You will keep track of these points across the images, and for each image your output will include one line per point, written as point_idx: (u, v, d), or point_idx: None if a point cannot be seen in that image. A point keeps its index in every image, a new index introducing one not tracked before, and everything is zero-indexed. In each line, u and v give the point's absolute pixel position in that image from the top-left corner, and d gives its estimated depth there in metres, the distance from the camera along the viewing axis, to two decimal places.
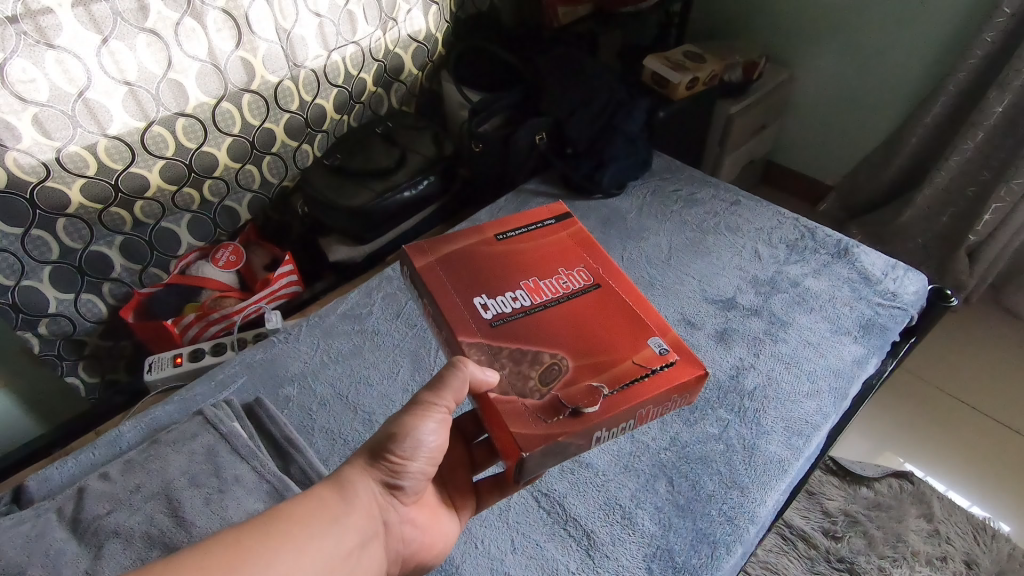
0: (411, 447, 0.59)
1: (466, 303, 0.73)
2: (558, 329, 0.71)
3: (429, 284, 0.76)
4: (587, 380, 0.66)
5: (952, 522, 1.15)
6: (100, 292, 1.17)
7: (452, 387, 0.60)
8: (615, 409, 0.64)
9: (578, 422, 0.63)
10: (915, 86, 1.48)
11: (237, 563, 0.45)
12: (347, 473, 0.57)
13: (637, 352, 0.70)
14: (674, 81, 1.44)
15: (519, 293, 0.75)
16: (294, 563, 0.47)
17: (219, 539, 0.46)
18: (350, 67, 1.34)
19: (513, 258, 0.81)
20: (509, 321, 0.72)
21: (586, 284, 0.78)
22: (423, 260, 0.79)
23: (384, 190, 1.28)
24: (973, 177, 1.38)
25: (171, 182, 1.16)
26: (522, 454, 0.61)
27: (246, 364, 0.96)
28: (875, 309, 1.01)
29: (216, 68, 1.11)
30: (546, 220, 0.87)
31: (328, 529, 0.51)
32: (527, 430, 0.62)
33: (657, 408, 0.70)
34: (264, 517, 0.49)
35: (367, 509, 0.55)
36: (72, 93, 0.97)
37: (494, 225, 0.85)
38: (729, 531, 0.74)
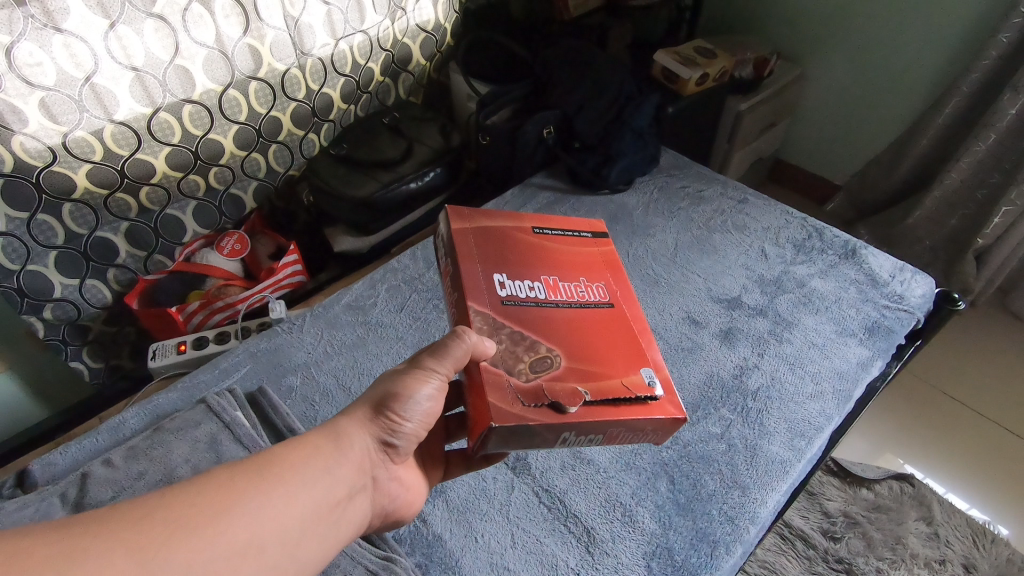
0: (410, 407, 0.60)
1: (484, 273, 0.71)
2: (562, 330, 0.68)
3: (456, 244, 0.73)
4: (575, 382, 0.63)
5: (952, 526, 1.15)
6: (105, 278, 1.17)
7: (454, 356, 0.60)
8: (593, 418, 0.61)
9: (554, 418, 0.59)
10: (928, 87, 1.46)
11: (229, 502, 0.44)
12: (345, 425, 0.57)
13: (627, 374, 0.66)
14: (684, 76, 1.43)
15: (537, 285, 0.72)
16: (284, 507, 0.47)
17: (209, 477, 0.45)
18: (358, 56, 1.33)
19: (543, 253, 0.77)
20: (519, 305, 0.69)
21: (601, 301, 0.74)
22: (459, 223, 0.77)
23: (390, 181, 1.28)
24: (983, 179, 1.37)
25: (177, 169, 1.16)
26: (490, 424, 0.57)
27: (249, 353, 0.97)
28: (881, 311, 1.00)
29: (223, 55, 1.11)
30: (582, 232, 0.84)
31: (319, 477, 0.51)
32: (505, 403, 0.59)
33: (629, 435, 0.66)
34: (255, 460, 0.48)
35: (358, 462, 0.55)
36: (79, 78, 0.96)
37: (535, 218, 0.82)
38: (729, 531, 0.74)
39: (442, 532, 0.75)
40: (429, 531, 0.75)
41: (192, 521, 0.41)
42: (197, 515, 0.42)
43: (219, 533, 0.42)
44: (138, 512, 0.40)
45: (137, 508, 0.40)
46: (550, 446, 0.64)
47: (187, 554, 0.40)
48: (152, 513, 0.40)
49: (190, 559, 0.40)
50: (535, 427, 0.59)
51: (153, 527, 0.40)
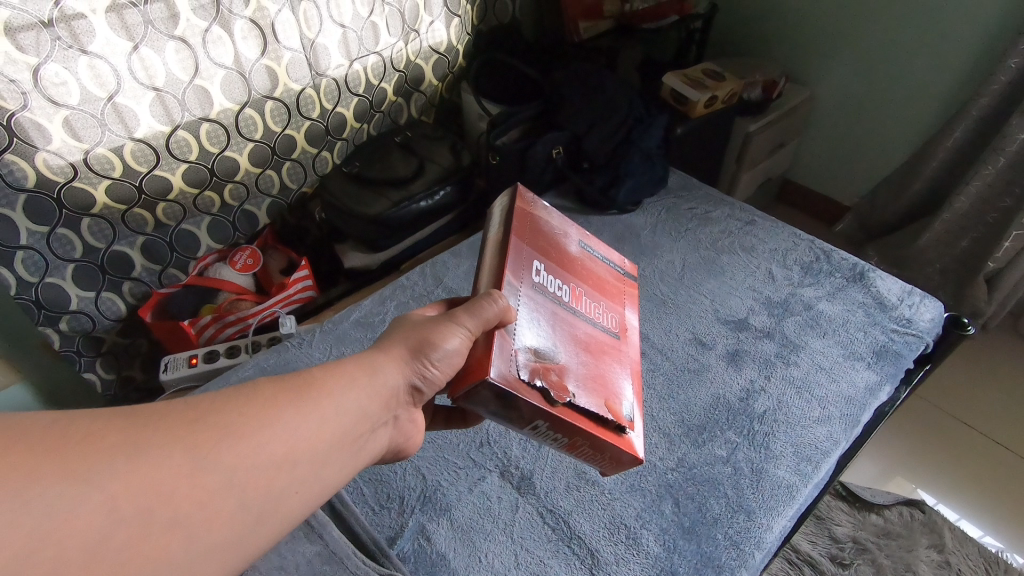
0: (441, 357, 0.58)
1: (530, 254, 0.68)
2: (574, 339, 0.68)
3: (514, 216, 0.71)
4: (569, 382, 0.62)
5: (963, 554, 1.13)
6: (120, 291, 1.19)
7: (485, 317, 0.57)
8: (571, 421, 0.60)
9: (542, 404, 0.58)
10: (937, 111, 1.47)
11: (270, 416, 0.46)
12: (380, 359, 0.58)
13: (612, 397, 0.67)
14: (692, 98, 1.44)
15: (565, 288, 0.71)
16: (319, 429, 0.49)
17: (255, 390, 0.47)
18: (372, 76, 1.36)
19: (577, 266, 0.76)
20: (547, 297, 0.67)
21: (610, 327, 0.75)
22: (522, 202, 0.74)
23: (401, 199, 1.30)
24: (994, 203, 1.37)
25: (193, 185, 1.18)
26: (484, 382, 0.55)
27: (259, 368, 0.98)
28: (889, 335, 1.00)
29: (241, 76, 1.13)
30: (614, 263, 0.84)
31: (352, 406, 0.52)
32: (506, 369, 0.57)
33: (587, 451, 0.66)
34: (295, 379, 0.50)
35: (386, 398, 0.56)
36: (102, 97, 0.99)
37: (582, 233, 0.81)
38: (733, 556, 0.74)
39: (446, 552, 0.75)
40: (433, 550, 0.75)
41: (237, 430, 0.44)
42: (242, 424, 0.44)
43: (261, 443, 0.44)
44: (192, 415, 0.43)
45: (192, 409, 0.43)
46: (518, 428, 0.61)
47: (230, 459, 0.42)
48: (204, 418, 0.43)
49: (232, 464, 0.42)
50: (521, 405, 0.57)
51: (204, 429, 0.42)
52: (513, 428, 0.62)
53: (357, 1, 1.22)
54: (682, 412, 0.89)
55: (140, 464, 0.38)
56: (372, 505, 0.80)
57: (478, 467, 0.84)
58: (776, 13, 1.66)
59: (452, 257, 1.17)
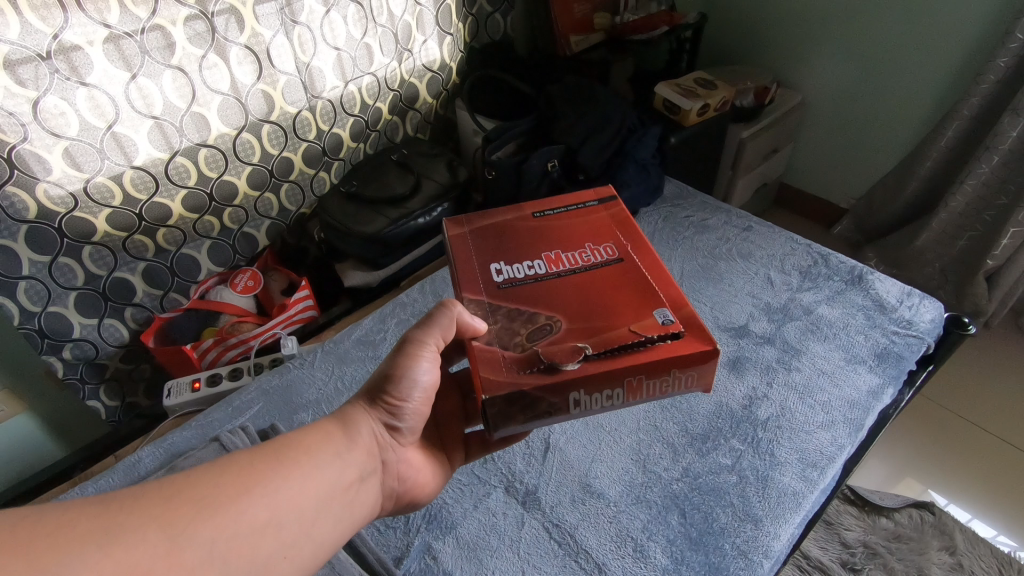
0: (409, 389, 0.63)
1: (481, 264, 0.73)
2: (565, 296, 0.68)
3: (454, 246, 0.76)
4: (577, 341, 0.63)
5: (975, 555, 1.12)
6: (122, 317, 1.20)
7: (440, 325, 0.64)
8: (596, 369, 0.60)
9: (553, 378, 0.59)
10: (928, 112, 1.48)
11: (250, 483, 0.48)
12: (349, 412, 0.61)
13: (636, 321, 0.65)
14: (685, 107, 1.45)
15: (537, 262, 0.73)
16: (301, 487, 0.51)
17: (232, 460, 0.49)
18: (367, 96, 1.37)
19: (544, 233, 0.78)
20: (517, 284, 0.70)
21: (609, 258, 0.74)
22: (457, 229, 0.79)
23: (399, 216, 1.30)
24: (990, 201, 1.37)
25: (192, 210, 1.20)
26: (482, 395, 0.59)
27: (261, 390, 0.98)
28: (890, 338, 1.00)
29: (238, 101, 1.15)
30: (587, 202, 0.84)
31: (332, 461, 0.55)
32: (495, 373, 0.60)
33: (653, 385, 0.63)
34: (272, 444, 0.52)
35: (367, 446, 0.59)
36: (101, 127, 1.00)
37: (535, 205, 0.83)
38: (742, 566, 0.73)
39: (452, 569, 0.75)
40: (440, 569, 0.75)
41: (215, 501, 0.45)
42: (221, 494, 0.46)
43: (239, 511, 0.46)
44: (168, 491, 0.44)
45: (166, 487, 0.44)
46: (566, 412, 0.63)
47: (212, 530, 0.44)
48: (181, 492, 0.44)
49: (214, 535, 0.44)
50: (532, 392, 0.59)
51: (182, 504, 0.43)
52: (564, 415, 0.63)
53: (350, 24, 1.24)
54: (686, 422, 0.89)
55: (114, 550, 0.39)
56: (378, 525, 0.80)
57: (483, 483, 0.84)
58: (766, 20, 1.68)
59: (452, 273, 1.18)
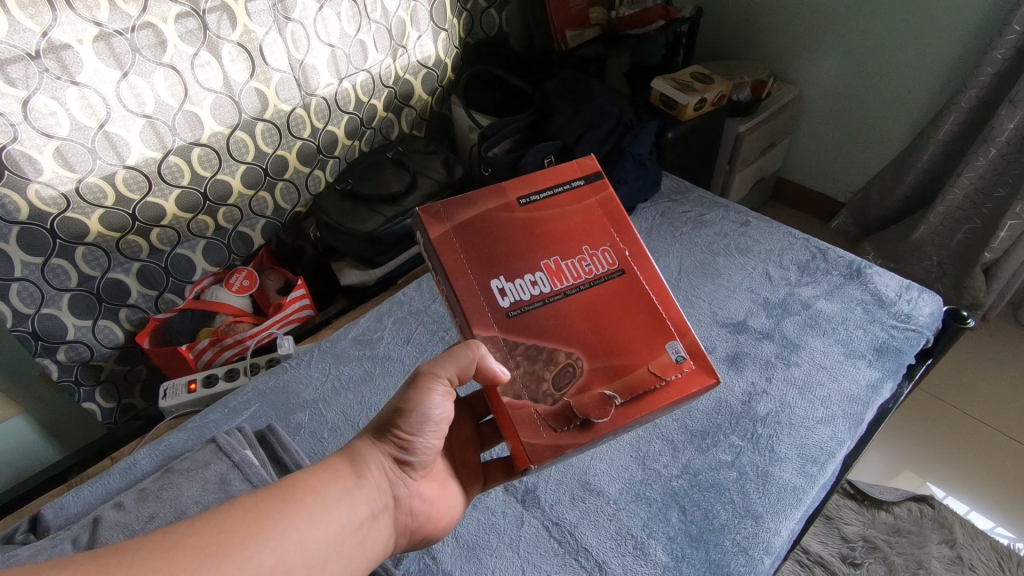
0: (420, 423, 0.62)
1: (480, 280, 0.68)
2: (575, 322, 0.69)
3: (442, 254, 0.69)
4: (603, 388, 0.66)
5: (975, 548, 1.12)
6: (117, 318, 1.19)
7: (458, 362, 0.62)
8: (628, 418, 0.64)
9: (591, 434, 0.63)
10: (926, 104, 1.47)
11: (255, 528, 0.47)
12: (358, 445, 0.61)
13: (652, 358, 0.68)
14: (682, 102, 1.44)
15: (539, 276, 0.70)
16: (309, 530, 0.50)
17: (237, 504, 0.48)
18: (361, 93, 1.36)
19: (536, 230, 0.74)
20: (527, 311, 0.68)
21: (610, 269, 0.73)
22: (439, 227, 0.71)
23: (395, 215, 1.29)
24: (988, 194, 1.37)
25: (186, 210, 1.19)
26: (529, 464, 0.61)
27: (258, 391, 0.97)
28: (889, 331, 0.99)
29: (231, 99, 1.14)
30: (573, 181, 0.79)
31: (340, 499, 0.54)
32: (535, 436, 0.62)
33: (664, 412, 0.69)
34: (278, 486, 0.52)
35: (377, 482, 0.59)
36: (93, 126, 0.99)
37: (517, 186, 0.76)
38: (742, 562, 0.73)
39: (451, 570, 0.74)
40: (438, 568, 0.75)
41: (220, 548, 0.44)
42: (227, 541, 0.45)
43: (245, 557, 0.45)
44: (170, 542, 0.43)
45: (169, 537, 0.43)
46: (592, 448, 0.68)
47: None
48: (183, 542, 0.43)
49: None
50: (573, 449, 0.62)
51: (185, 555, 0.43)
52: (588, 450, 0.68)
53: (344, 21, 1.23)
54: (685, 418, 0.89)
55: None
56: None
57: None
58: (762, 15, 1.67)
59: None
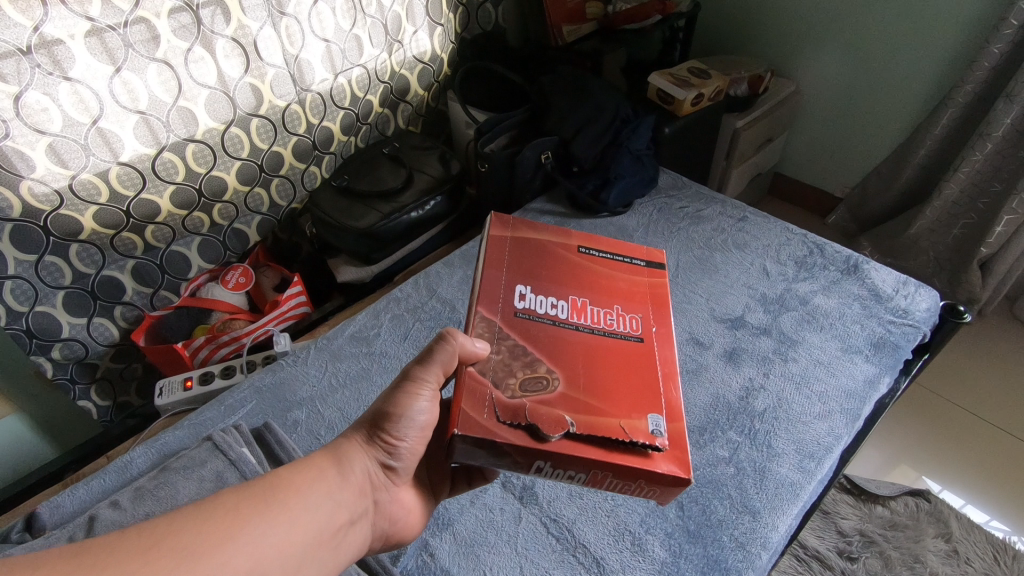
0: (406, 427, 0.62)
1: (510, 280, 0.72)
2: (573, 350, 0.66)
3: (491, 246, 0.76)
4: (563, 411, 0.60)
5: (971, 541, 1.13)
6: (112, 316, 1.18)
7: (441, 359, 0.62)
8: (575, 453, 0.57)
9: (530, 443, 0.57)
10: (923, 99, 1.47)
11: (233, 529, 0.47)
12: (344, 445, 0.60)
13: (628, 416, 0.61)
14: (680, 97, 1.43)
15: (561, 304, 0.71)
16: (288, 533, 0.49)
17: (219, 502, 0.48)
18: (357, 89, 1.35)
19: (579, 272, 0.76)
20: (533, 319, 0.68)
21: (629, 332, 0.70)
22: (500, 230, 0.79)
23: (391, 211, 1.28)
24: (985, 189, 1.37)
25: (181, 207, 1.18)
26: (454, 431, 0.56)
27: (254, 388, 0.97)
28: (886, 327, 0.99)
29: (225, 95, 1.13)
30: (635, 259, 0.82)
31: (323, 501, 0.54)
32: (477, 411, 0.57)
33: (616, 483, 0.61)
34: (262, 485, 0.51)
35: (360, 486, 0.58)
36: (85, 122, 0.98)
37: (585, 239, 0.82)
38: (740, 558, 0.73)
39: (450, 567, 0.74)
40: (437, 565, 0.74)
41: (199, 549, 0.44)
42: (205, 541, 0.44)
43: (224, 559, 0.45)
44: (150, 539, 0.43)
45: (148, 535, 0.43)
46: (523, 473, 0.60)
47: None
48: (163, 541, 0.43)
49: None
50: (503, 446, 0.56)
51: (163, 555, 0.42)
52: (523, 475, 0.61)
53: (339, 15, 1.22)
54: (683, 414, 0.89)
55: None
56: None
57: None
58: (760, 10, 1.66)
59: (445, 267, 1.17)
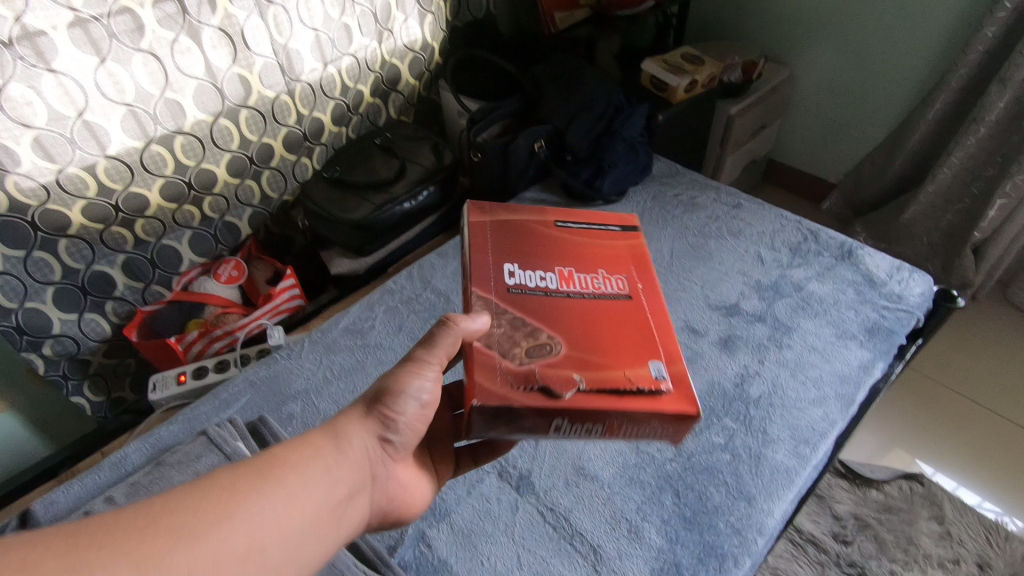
0: (405, 402, 0.61)
1: (497, 258, 0.71)
2: (570, 315, 0.66)
3: (471, 232, 0.75)
4: (572, 370, 0.61)
5: (963, 523, 1.14)
6: (103, 311, 1.17)
7: (444, 343, 0.62)
8: (590, 407, 0.58)
9: (546, 404, 0.58)
10: (917, 84, 1.46)
11: (229, 507, 0.46)
12: (344, 420, 0.59)
13: (632, 366, 0.62)
14: (672, 84, 1.43)
15: (550, 275, 0.71)
16: (285, 508, 0.48)
17: (212, 481, 0.47)
18: (347, 79, 1.34)
19: (561, 244, 0.76)
20: (526, 293, 0.68)
21: (617, 292, 0.71)
22: (476, 217, 0.78)
23: (384, 202, 1.28)
24: (978, 173, 1.38)
25: (171, 200, 1.16)
26: (471, 402, 0.57)
27: (249, 382, 0.97)
28: (880, 312, 1.00)
29: (214, 86, 1.12)
30: (610, 226, 0.82)
31: (321, 476, 0.53)
32: (489, 381, 0.58)
33: (632, 430, 0.62)
34: (258, 462, 0.50)
35: (359, 460, 0.57)
36: (71, 115, 0.97)
37: (560, 213, 0.82)
38: (736, 543, 0.74)
39: (447, 557, 0.74)
40: (434, 556, 0.74)
41: (193, 527, 0.43)
42: (200, 520, 0.44)
43: (220, 537, 0.44)
44: (143, 520, 0.42)
45: (143, 515, 0.42)
46: (543, 435, 0.61)
47: (190, 561, 0.41)
48: (158, 520, 0.42)
49: (192, 566, 0.41)
50: (520, 411, 0.57)
51: (157, 534, 0.41)
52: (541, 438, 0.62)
53: (327, 4, 1.20)
54: None
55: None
56: None
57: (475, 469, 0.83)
58: None
59: (439, 258, 1.16)
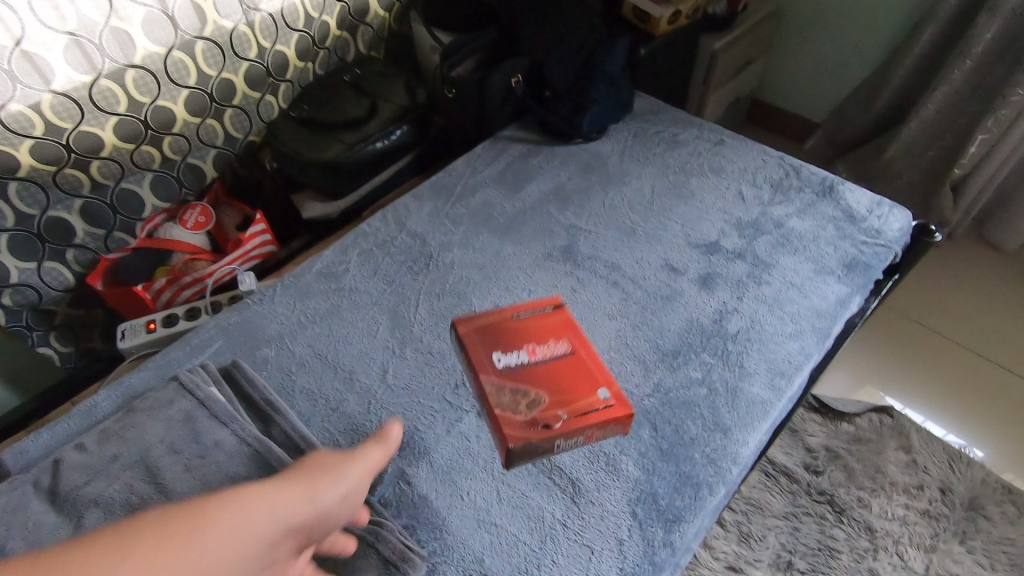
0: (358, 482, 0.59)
1: (487, 359, 0.79)
2: (545, 382, 0.77)
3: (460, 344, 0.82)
4: (557, 409, 0.74)
5: (928, 452, 1.18)
6: (64, 260, 1.13)
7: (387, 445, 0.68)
8: (575, 423, 0.74)
9: (543, 432, 0.73)
10: (905, 15, 1.42)
11: (194, 528, 0.43)
12: (317, 478, 0.56)
13: (589, 395, 0.76)
14: (656, 15, 1.36)
15: (520, 358, 0.79)
16: (243, 550, 0.45)
17: (187, 504, 0.45)
18: (311, 9, 1.26)
19: (508, 331, 0.83)
20: (516, 380, 0.77)
21: (560, 351, 0.81)
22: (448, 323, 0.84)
23: (356, 141, 1.23)
24: (962, 109, 1.36)
25: (127, 140, 1.10)
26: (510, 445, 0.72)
27: (221, 328, 0.94)
28: (859, 248, 0.99)
29: (165, 15, 1.04)
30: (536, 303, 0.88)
31: (283, 521, 0.49)
32: (525, 424, 0.73)
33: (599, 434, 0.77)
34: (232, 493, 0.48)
35: (317, 521, 0.53)
36: (8, 45, 0.89)
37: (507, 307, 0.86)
38: (711, 473, 0.75)
39: (427, 493, 0.75)
40: (414, 493, 0.75)
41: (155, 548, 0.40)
42: (167, 537, 0.41)
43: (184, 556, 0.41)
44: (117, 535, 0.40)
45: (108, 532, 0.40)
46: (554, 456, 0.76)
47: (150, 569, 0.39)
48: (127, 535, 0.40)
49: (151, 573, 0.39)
50: (541, 443, 0.73)
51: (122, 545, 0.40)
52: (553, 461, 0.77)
53: None
54: (656, 338, 0.88)
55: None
56: None
57: (454, 408, 0.82)
58: None
59: (414, 199, 1.12)
